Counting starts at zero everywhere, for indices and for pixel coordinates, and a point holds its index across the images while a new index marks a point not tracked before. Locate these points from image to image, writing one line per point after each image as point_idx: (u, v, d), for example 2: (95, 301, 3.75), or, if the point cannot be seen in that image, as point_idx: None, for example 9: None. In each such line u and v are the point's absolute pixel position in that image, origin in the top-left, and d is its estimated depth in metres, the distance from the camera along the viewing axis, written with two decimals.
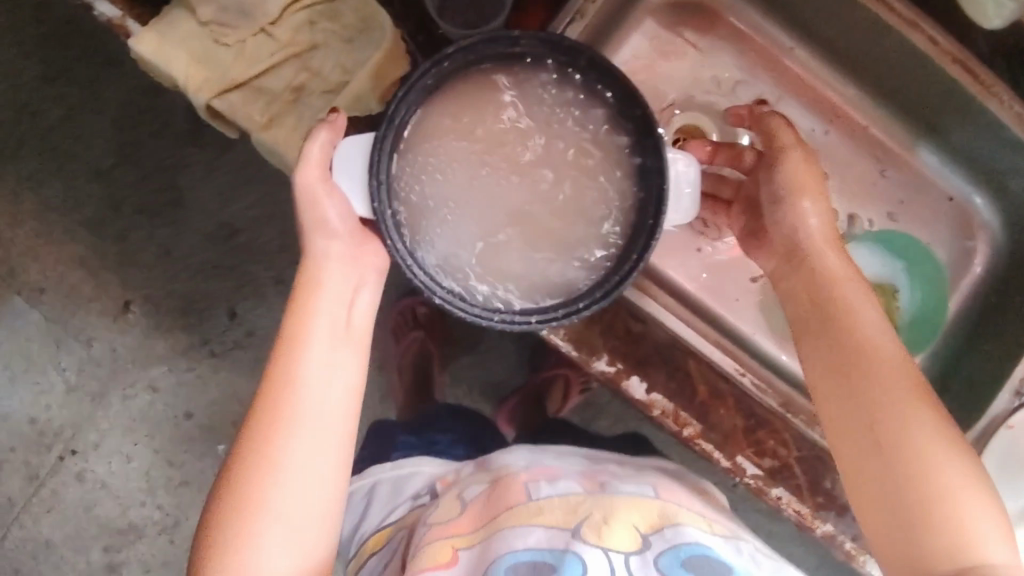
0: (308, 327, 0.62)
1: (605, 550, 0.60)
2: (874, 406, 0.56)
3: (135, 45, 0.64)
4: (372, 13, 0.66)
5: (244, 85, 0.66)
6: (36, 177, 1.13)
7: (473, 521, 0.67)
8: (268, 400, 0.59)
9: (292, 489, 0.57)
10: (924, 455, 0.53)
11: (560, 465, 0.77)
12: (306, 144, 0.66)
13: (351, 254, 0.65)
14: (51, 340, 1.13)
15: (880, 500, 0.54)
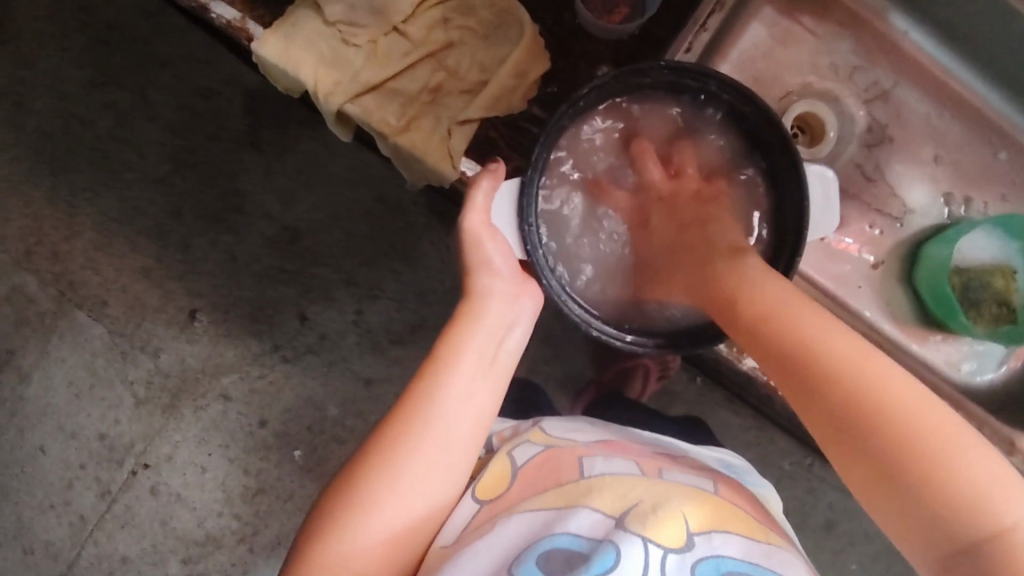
0: (463, 348, 0.55)
1: (644, 542, 0.48)
2: (861, 417, 0.45)
3: (262, 48, 0.61)
4: (508, 8, 0.64)
5: (377, 87, 0.63)
6: (92, 187, 1.10)
7: (523, 492, 0.55)
8: (398, 423, 0.52)
9: (401, 499, 0.50)
10: (903, 430, 0.44)
11: (627, 439, 0.65)
12: (446, 146, 0.63)
13: (514, 287, 0.58)
14: (118, 353, 1.10)
15: (882, 493, 0.45)
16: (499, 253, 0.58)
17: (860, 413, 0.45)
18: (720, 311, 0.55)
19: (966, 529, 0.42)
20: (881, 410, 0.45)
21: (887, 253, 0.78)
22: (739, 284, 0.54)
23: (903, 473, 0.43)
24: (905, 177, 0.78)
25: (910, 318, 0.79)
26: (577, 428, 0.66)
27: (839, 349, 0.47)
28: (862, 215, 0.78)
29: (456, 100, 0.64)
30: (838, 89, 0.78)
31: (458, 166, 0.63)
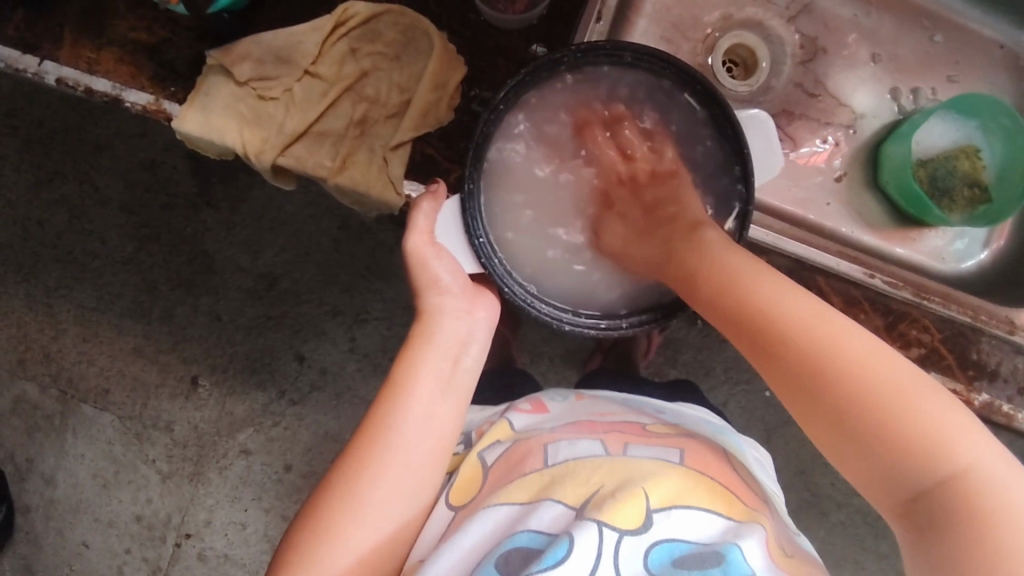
0: (418, 375, 0.57)
1: (599, 526, 0.50)
2: (777, 331, 0.49)
3: (183, 126, 0.61)
4: (413, 22, 0.63)
5: (305, 134, 0.63)
6: (63, 283, 1.09)
7: (492, 490, 0.58)
8: (363, 452, 0.54)
9: (369, 523, 0.53)
10: (843, 367, 0.46)
11: (597, 417, 0.67)
12: (385, 176, 0.62)
13: (464, 303, 0.60)
14: (131, 437, 1.11)
15: (831, 424, 0.47)
16: (447, 270, 0.59)
17: (824, 379, 0.47)
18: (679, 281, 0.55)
19: (927, 480, 0.44)
20: (845, 374, 0.46)
21: (845, 164, 0.77)
22: (694, 257, 0.54)
23: (867, 433, 0.45)
24: (848, 82, 0.77)
25: (882, 223, 0.77)
26: (547, 415, 0.68)
27: (799, 317, 0.48)
28: (815, 130, 0.77)
29: (384, 127, 0.63)
30: (758, 14, 0.77)
31: (403, 191, 0.62)
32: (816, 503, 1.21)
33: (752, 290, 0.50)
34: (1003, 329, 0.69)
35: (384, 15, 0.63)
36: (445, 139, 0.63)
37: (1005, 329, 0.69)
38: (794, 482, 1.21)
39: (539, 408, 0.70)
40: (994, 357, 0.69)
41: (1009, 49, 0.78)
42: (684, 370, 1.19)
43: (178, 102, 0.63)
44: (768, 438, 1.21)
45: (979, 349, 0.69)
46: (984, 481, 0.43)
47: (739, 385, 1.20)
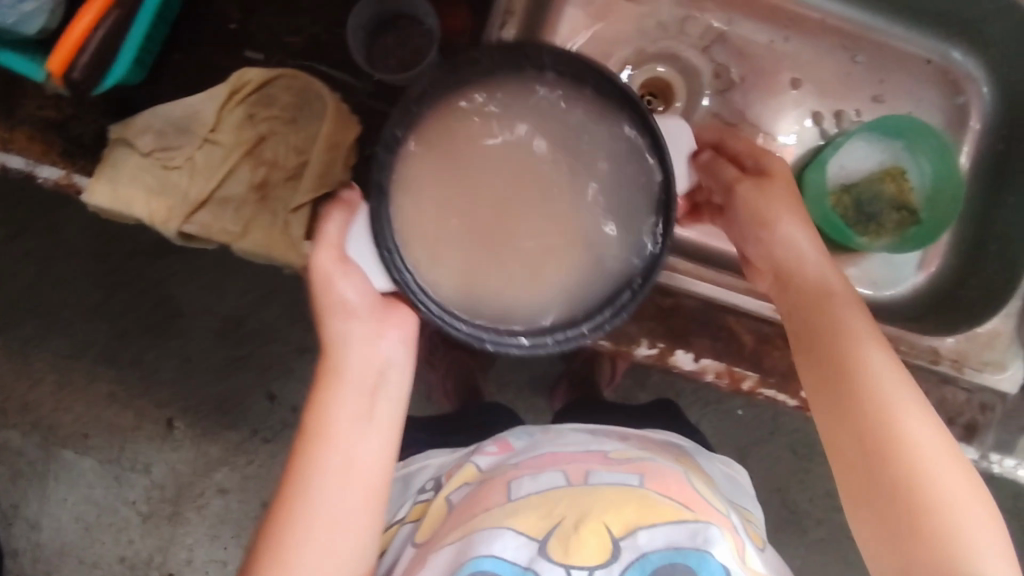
0: (332, 416, 0.57)
1: (567, 568, 0.58)
2: (868, 406, 0.54)
3: (91, 198, 0.60)
4: (306, 85, 0.64)
5: (208, 201, 0.64)
6: (38, 334, 1.13)
7: (455, 524, 0.66)
8: (296, 509, 0.55)
9: (303, 574, 0.55)
10: (906, 468, 0.52)
11: (559, 450, 0.75)
12: (287, 238, 0.63)
13: (373, 330, 0.59)
14: (111, 479, 1.14)
15: (872, 506, 0.53)
16: (352, 287, 0.57)
17: (897, 501, 0.52)
18: (798, 319, 0.58)
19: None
20: (925, 509, 0.51)
21: None
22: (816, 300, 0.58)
23: (922, 551, 0.50)
24: (769, 111, 0.76)
25: None
26: (513, 453, 0.77)
27: (919, 441, 0.52)
28: None
29: (284, 190, 0.65)
30: (671, 47, 0.76)
31: (304, 252, 0.63)
32: (795, 520, 1.22)
33: (891, 393, 0.54)
34: (927, 358, 0.67)
35: (278, 80, 0.64)
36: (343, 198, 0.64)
37: (927, 358, 0.67)
38: (769, 498, 1.21)
39: (505, 448, 0.78)
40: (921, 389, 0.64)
41: (936, 64, 0.77)
42: (654, 392, 1.19)
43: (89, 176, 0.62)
44: (742, 455, 1.21)
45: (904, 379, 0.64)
46: None
47: (709, 405, 1.20)
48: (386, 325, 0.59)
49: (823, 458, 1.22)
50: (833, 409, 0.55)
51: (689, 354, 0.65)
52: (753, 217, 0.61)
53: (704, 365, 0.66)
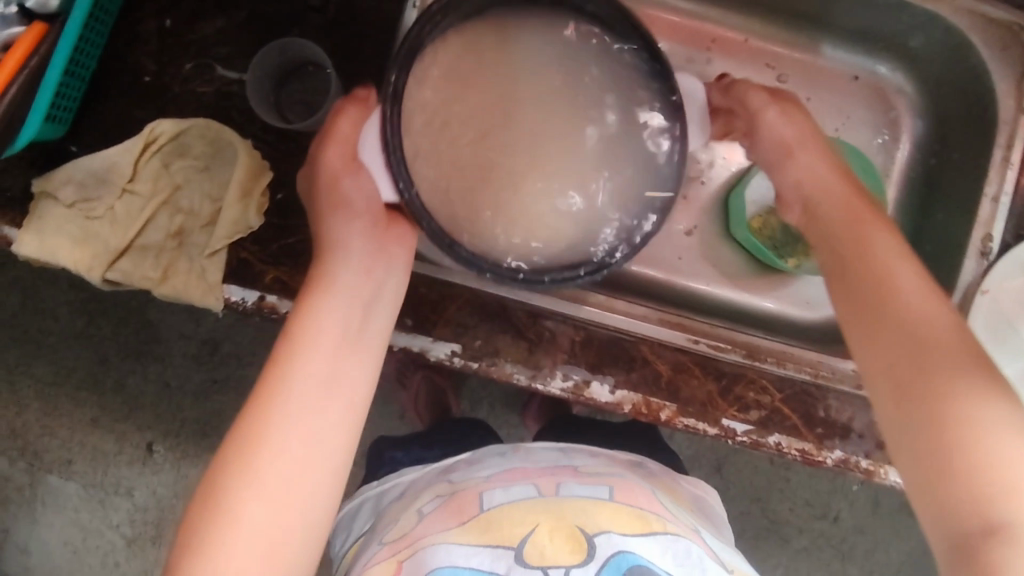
0: (320, 319, 0.50)
1: (544, 571, 0.50)
2: (910, 334, 0.47)
3: (19, 249, 0.62)
4: (217, 135, 0.66)
5: (128, 249, 0.65)
6: (20, 361, 1.12)
7: (427, 529, 0.54)
8: (269, 411, 0.46)
9: (273, 495, 0.44)
10: (962, 399, 0.44)
11: (530, 461, 0.62)
12: (204, 282, 0.64)
13: (369, 256, 0.54)
14: (96, 503, 1.14)
15: (920, 444, 0.44)
16: (361, 193, 0.54)
17: (929, 442, 0.44)
18: (831, 248, 0.54)
19: (975, 526, 0.41)
20: (970, 448, 0.42)
21: (703, 221, 0.77)
22: (848, 221, 0.53)
23: (955, 499, 0.42)
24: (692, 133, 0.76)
25: (740, 272, 0.77)
26: (480, 466, 0.63)
27: (958, 379, 0.44)
28: None
29: (201, 236, 0.66)
30: None
31: (222, 295, 0.64)
32: (776, 530, 1.18)
33: (927, 325, 0.47)
34: (850, 383, 0.68)
35: (190, 131, 0.66)
36: (258, 242, 0.64)
37: (853, 384, 0.68)
38: (750, 508, 1.17)
39: (472, 462, 0.65)
40: (845, 412, 0.67)
41: (864, 80, 0.77)
42: None
43: (17, 226, 0.63)
44: (719, 467, 1.17)
45: (826, 406, 0.67)
46: None
47: None
48: (384, 252, 0.55)
49: (801, 464, 1.18)
50: (869, 346, 0.48)
51: (605, 385, 0.65)
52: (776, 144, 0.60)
53: (621, 397, 0.65)
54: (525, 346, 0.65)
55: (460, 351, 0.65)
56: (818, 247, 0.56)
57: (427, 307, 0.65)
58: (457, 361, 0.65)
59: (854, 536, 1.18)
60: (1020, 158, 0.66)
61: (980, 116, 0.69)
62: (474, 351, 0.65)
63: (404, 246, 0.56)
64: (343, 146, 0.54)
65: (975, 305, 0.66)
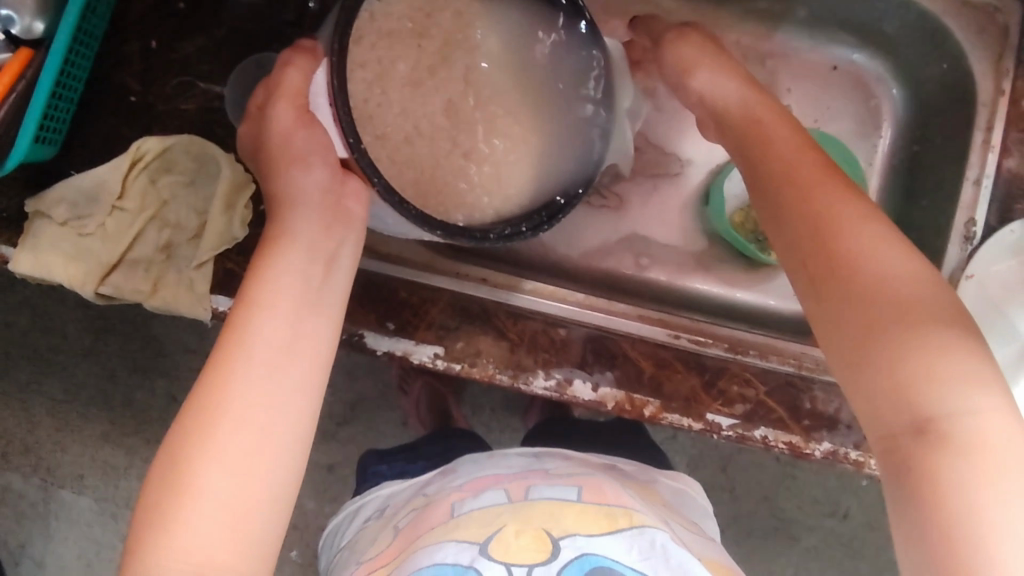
0: (277, 285, 0.51)
1: (506, 567, 0.51)
2: (843, 241, 0.45)
3: (16, 268, 0.64)
4: (202, 149, 0.68)
5: (119, 263, 0.67)
6: (32, 378, 1.14)
7: (402, 548, 0.56)
8: (229, 378, 0.47)
9: (240, 460, 0.45)
10: (896, 307, 0.42)
11: (501, 468, 0.63)
12: (192, 294, 0.66)
13: (324, 224, 0.55)
14: (108, 516, 1.16)
15: (863, 360, 0.43)
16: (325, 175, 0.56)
17: (866, 353, 0.43)
18: (754, 165, 0.52)
19: (913, 437, 0.41)
20: (902, 355, 0.41)
21: (683, 219, 0.78)
22: (769, 139, 0.52)
23: (893, 411, 0.42)
24: (671, 133, 0.78)
25: (725, 267, 0.78)
26: (455, 474, 0.64)
27: (890, 286, 0.43)
28: (646, 193, 0.78)
29: (188, 249, 0.68)
30: None
31: (210, 305, 0.66)
32: (784, 529, 1.17)
33: (852, 235, 0.45)
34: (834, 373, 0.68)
35: (176, 146, 0.68)
36: (244, 253, 0.67)
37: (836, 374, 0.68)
38: (756, 507, 1.16)
39: (448, 471, 0.66)
40: (832, 403, 0.67)
41: (843, 69, 0.78)
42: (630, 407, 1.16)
43: (13, 245, 0.65)
44: (723, 467, 1.16)
45: (811, 397, 0.67)
46: (965, 437, 0.40)
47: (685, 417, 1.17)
48: (340, 216, 0.56)
49: (808, 461, 1.17)
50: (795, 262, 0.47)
51: (586, 382, 0.65)
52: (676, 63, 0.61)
53: (603, 394, 0.66)
54: (506, 347, 0.66)
55: (443, 353, 0.65)
56: (743, 163, 0.54)
57: (408, 310, 0.66)
58: (440, 363, 0.65)
59: (864, 533, 1.17)
60: (1002, 140, 0.65)
61: (962, 99, 0.68)
62: (456, 353, 0.66)
63: (361, 202, 0.58)
64: (291, 100, 0.56)
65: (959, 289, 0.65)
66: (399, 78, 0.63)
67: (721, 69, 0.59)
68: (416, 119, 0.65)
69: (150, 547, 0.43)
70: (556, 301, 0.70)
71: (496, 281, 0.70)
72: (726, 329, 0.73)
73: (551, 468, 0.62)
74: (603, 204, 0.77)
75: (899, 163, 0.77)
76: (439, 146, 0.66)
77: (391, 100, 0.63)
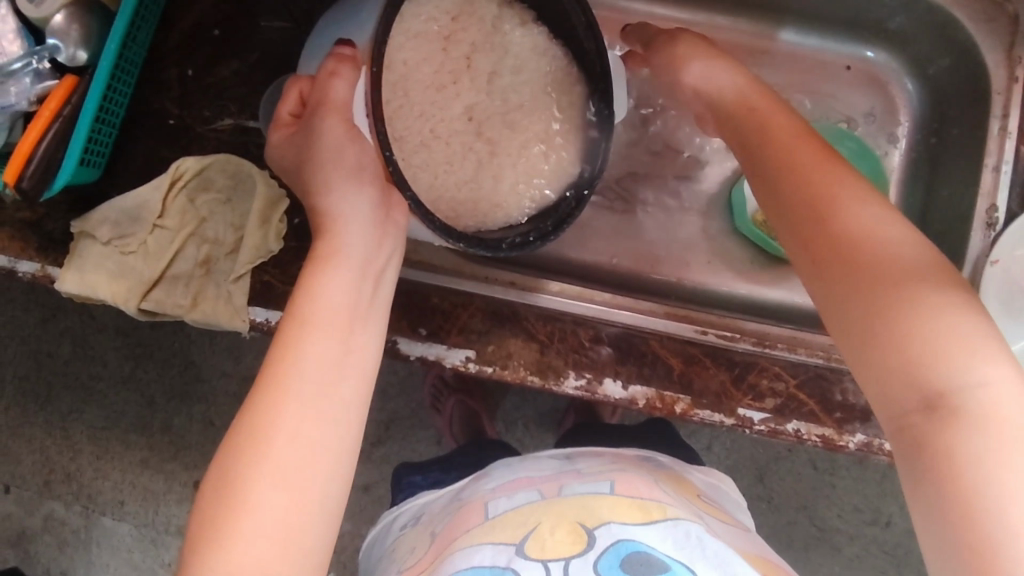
0: (323, 298, 0.52)
1: (543, 564, 0.51)
2: (845, 222, 0.46)
3: (64, 287, 0.67)
4: (237, 167, 0.71)
5: (160, 279, 0.69)
6: (74, 407, 1.17)
7: (438, 551, 0.56)
8: (280, 389, 0.49)
9: (289, 470, 0.47)
10: (903, 285, 0.43)
11: (534, 469, 0.64)
12: (231, 305, 0.68)
13: (364, 229, 0.57)
14: (148, 542, 1.17)
15: (873, 339, 0.43)
16: (353, 179, 0.58)
17: (877, 333, 0.43)
18: (756, 155, 0.53)
19: (928, 412, 0.41)
20: (913, 330, 0.41)
21: (705, 221, 0.79)
22: (765, 132, 0.53)
23: (905, 386, 0.41)
24: (691, 136, 0.79)
25: (751, 265, 0.79)
26: (490, 477, 0.65)
27: (896, 262, 0.44)
28: (667, 197, 0.79)
29: (226, 263, 0.70)
30: None
31: (248, 317, 0.68)
32: (826, 539, 1.15)
33: (854, 214, 0.46)
34: None
35: (213, 166, 0.71)
36: (279, 266, 0.69)
37: None
38: (796, 517, 1.15)
39: (483, 475, 0.67)
40: (862, 395, 0.67)
41: (857, 68, 0.79)
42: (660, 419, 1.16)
43: (61, 265, 0.68)
44: (761, 477, 1.14)
45: (842, 388, 0.67)
46: (981, 409, 0.40)
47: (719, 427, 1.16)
48: (378, 223, 0.58)
49: (847, 469, 1.15)
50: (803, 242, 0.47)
51: (616, 381, 0.66)
52: (669, 60, 0.64)
53: (634, 392, 0.67)
54: (536, 349, 0.67)
55: (475, 356, 0.67)
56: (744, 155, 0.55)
57: (439, 316, 0.68)
58: (472, 366, 0.67)
59: (908, 541, 1.15)
60: (1018, 127, 0.67)
61: (975, 89, 0.70)
62: (488, 356, 0.67)
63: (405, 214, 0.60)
64: (340, 114, 0.58)
65: (985, 279, 0.67)
66: (426, 80, 0.66)
67: (714, 60, 0.61)
68: (440, 128, 0.67)
69: (202, 554, 0.44)
70: (585, 303, 0.71)
71: (523, 284, 0.72)
72: (752, 325, 0.74)
73: (583, 467, 0.62)
74: (625, 208, 0.79)
75: (918, 156, 0.78)
76: (461, 156, 0.68)
77: (420, 112, 0.66)
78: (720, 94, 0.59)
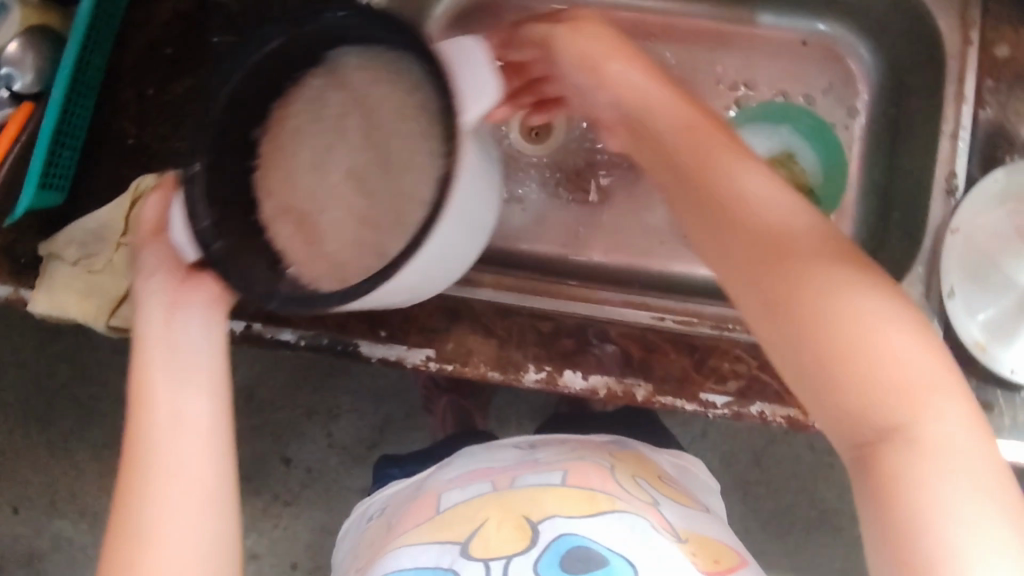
0: (146, 381, 0.54)
1: (486, 563, 0.51)
2: (781, 249, 0.43)
3: (36, 309, 0.69)
4: None
5: (128, 295, 0.71)
6: (78, 427, 1.20)
7: (390, 541, 0.57)
8: (135, 478, 0.52)
9: (167, 547, 0.51)
10: (849, 315, 0.40)
11: (493, 460, 0.64)
12: None
13: (165, 309, 0.56)
14: None
15: (821, 372, 0.40)
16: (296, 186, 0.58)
17: (822, 367, 0.40)
18: (665, 166, 0.48)
19: (885, 444, 0.39)
20: (865, 362, 0.39)
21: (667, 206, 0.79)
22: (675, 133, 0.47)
23: (858, 419, 0.40)
24: None
25: None
26: (453, 465, 0.65)
27: (843, 294, 0.41)
28: (627, 185, 0.80)
29: None
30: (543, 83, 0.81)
31: None
32: (830, 521, 1.13)
33: (792, 238, 0.43)
34: None
35: None
36: None
37: None
38: (798, 500, 1.13)
39: (447, 465, 0.67)
40: None
41: (813, 42, 0.78)
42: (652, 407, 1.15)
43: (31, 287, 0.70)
44: (759, 461, 1.13)
45: None
46: (937, 435, 0.39)
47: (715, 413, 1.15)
48: (180, 302, 0.56)
49: None
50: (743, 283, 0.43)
51: (576, 372, 0.66)
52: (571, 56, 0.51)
53: (595, 382, 0.66)
54: (495, 344, 0.67)
55: (435, 355, 0.67)
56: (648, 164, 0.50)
57: (398, 316, 0.68)
58: (433, 365, 0.67)
59: None
60: (974, 90, 0.66)
61: (930, 55, 0.69)
62: (447, 354, 0.67)
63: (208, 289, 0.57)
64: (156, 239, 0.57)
65: (946, 247, 0.66)
66: None
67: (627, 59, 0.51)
68: None
69: None
70: (544, 296, 0.72)
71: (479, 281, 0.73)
72: (712, 309, 0.74)
73: (540, 458, 0.62)
74: (584, 200, 0.80)
75: (879, 128, 0.77)
76: None
77: None
78: (617, 88, 0.50)
